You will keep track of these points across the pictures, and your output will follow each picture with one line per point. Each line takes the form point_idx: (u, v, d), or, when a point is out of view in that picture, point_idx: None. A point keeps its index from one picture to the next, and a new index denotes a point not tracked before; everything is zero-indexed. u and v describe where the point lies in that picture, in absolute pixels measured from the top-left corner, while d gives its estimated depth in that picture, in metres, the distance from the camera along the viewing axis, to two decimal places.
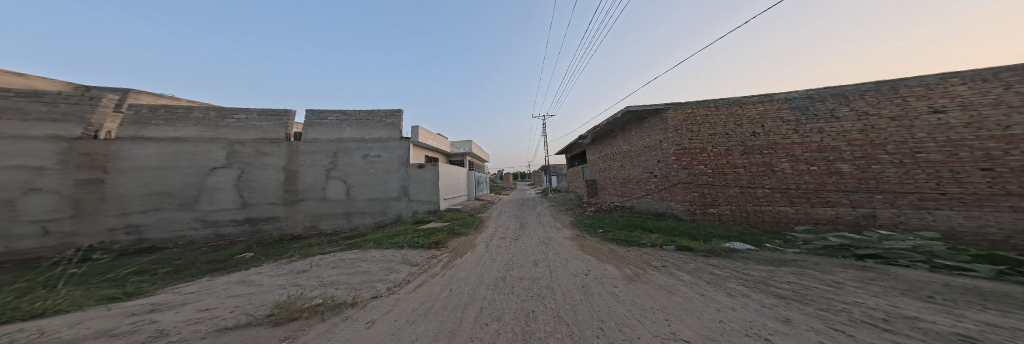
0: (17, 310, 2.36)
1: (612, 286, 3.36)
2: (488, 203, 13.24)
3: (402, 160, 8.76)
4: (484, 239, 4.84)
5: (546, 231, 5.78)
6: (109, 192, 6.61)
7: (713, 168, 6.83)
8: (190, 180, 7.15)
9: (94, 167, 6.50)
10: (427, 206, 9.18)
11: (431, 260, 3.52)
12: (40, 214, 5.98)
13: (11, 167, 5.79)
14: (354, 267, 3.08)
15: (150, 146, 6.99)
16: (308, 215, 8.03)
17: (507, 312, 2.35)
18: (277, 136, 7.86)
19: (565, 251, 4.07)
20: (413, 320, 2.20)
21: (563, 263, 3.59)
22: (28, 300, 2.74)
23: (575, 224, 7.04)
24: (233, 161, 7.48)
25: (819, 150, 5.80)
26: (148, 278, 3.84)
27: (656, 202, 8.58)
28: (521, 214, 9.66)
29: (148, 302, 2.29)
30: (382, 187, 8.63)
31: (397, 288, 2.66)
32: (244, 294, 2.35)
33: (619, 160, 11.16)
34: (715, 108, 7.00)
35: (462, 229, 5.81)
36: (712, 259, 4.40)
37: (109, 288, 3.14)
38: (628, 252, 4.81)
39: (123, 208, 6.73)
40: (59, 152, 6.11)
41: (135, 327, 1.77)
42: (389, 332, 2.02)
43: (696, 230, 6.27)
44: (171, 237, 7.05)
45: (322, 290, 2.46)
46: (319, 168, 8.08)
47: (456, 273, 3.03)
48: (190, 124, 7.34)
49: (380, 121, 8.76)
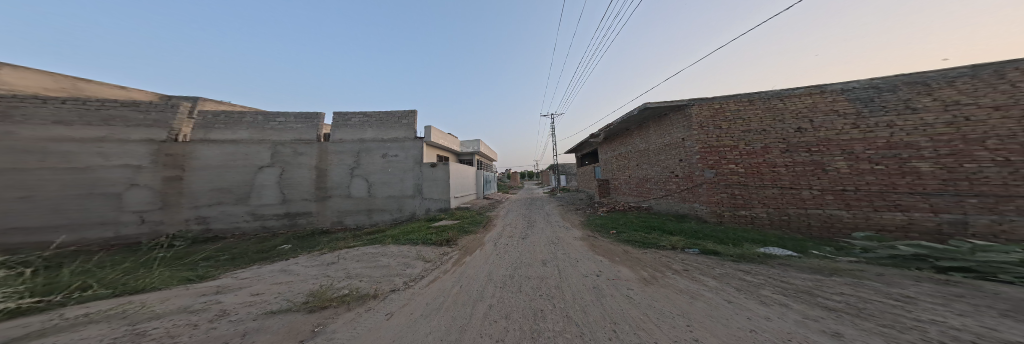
0: (124, 285, 2.86)
1: (627, 288, 3.25)
2: (497, 203, 13.39)
3: (416, 159, 9.20)
4: (494, 237, 4.92)
5: (555, 231, 5.72)
6: (186, 187, 7.73)
7: (746, 167, 6.34)
8: (243, 177, 8.08)
9: (175, 166, 7.62)
10: (439, 204, 9.60)
11: (444, 257, 3.65)
12: (138, 205, 7.22)
13: (118, 166, 7.05)
14: (375, 261, 3.30)
15: (214, 147, 7.99)
16: (335, 211, 8.70)
17: (517, 310, 2.39)
18: (310, 137, 8.68)
19: (576, 251, 4.01)
20: (429, 312, 2.34)
21: (572, 262, 3.56)
22: (132, 277, 3.32)
23: (585, 224, 6.87)
24: (276, 160, 8.33)
25: (888, 147, 5.08)
26: (212, 263, 4.44)
27: (677, 202, 8.14)
28: (529, 213, 9.62)
29: (214, 284, 2.65)
30: (399, 185, 9.10)
31: (413, 282, 2.80)
32: (284, 281, 2.63)
33: (635, 159, 10.73)
34: (749, 102, 6.47)
35: (473, 227, 5.96)
36: (744, 265, 4.05)
37: (184, 271, 3.68)
38: (644, 254, 4.61)
39: (195, 202, 7.80)
40: (150, 153, 7.33)
41: (205, 306, 2.08)
42: (406, 325, 2.14)
43: (724, 233, 5.82)
44: (229, 227, 8.03)
45: (348, 281, 2.67)
46: (344, 166, 8.74)
47: (466, 270, 3.13)
48: (243, 127, 8.33)
49: (397, 122, 9.29)
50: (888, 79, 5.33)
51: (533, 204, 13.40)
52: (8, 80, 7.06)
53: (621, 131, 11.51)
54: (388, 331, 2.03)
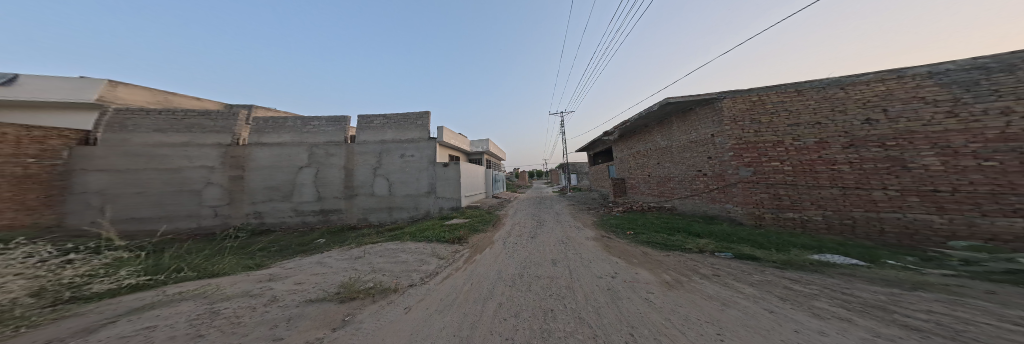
0: (204, 270, 3.44)
1: (646, 292, 3.08)
2: (507, 202, 13.49)
3: (430, 158, 9.71)
4: (504, 236, 4.98)
5: (565, 230, 5.62)
6: (246, 186, 8.88)
7: (796, 165, 5.67)
8: (287, 176, 9.11)
9: (237, 167, 8.84)
10: (452, 203, 9.92)
11: (457, 254, 3.80)
12: (213, 200, 8.55)
13: (198, 166, 8.44)
14: (396, 257, 3.55)
15: (266, 149, 9.08)
16: (360, 209, 9.44)
17: (527, 309, 2.41)
18: (339, 139, 9.54)
19: (588, 252, 3.90)
20: (442, 306, 2.48)
21: (584, 261, 3.49)
22: (209, 262, 3.96)
23: (598, 224, 6.63)
24: (312, 161, 9.27)
25: (1005, 139, 4.00)
26: (265, 253, 5.11)
27: (705, 203, 7.58)
28: (538, 212, 9.53)
29: (267, 272, 3.06)
30: (414, 184, 9.64)
31: (428, 278, 2.95)
32: (321, 273, 2.95)
33: (654, 158, 10.16)
34: (800, 94, 5.80)
35: (484, 225, 6.08)
36: (790, 272, 3.61)
37: (246, 259, 4.29)
38: (667, 257, 4.32)
39: (253, 199, 8.93)
40: (220, 156, 8.63)
41: (261, 291, 2.43)
42: (422, 320, 2.29)
43: (763, 237, 5.25)
44: (277, 222, 9.08)
45: (373, 275, 2.91)
46: (368, 166, 9.50)
47: (476, 268, 3.21)
48: (286, 132, 9.37)
49: (413, 123, 9.90)
50: (1000, 57, 4.31)
51: (542, 203, 13.23)
52: (126, 96, 9.25)
53: (639, 129, 11.00)
54: (406, 325, 2.18)
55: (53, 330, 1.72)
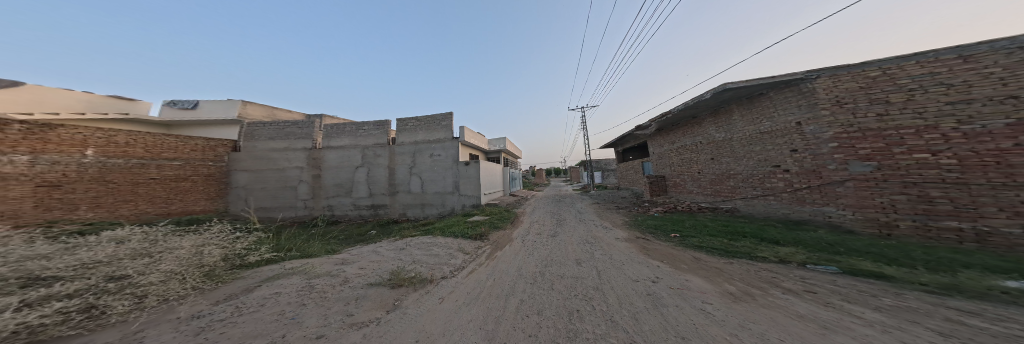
0: (305, 251, 4.41)
1: (703, 301, 2.50)
2: (526, 200, 13.36)
3: (453, 158, 10.44)
4: (524, 234, 4.95)
5: (589, 230, 5.23)
6: (324, 182, 10.95)
7: (961, 159, 3.77)
8: (346, 175, 10.82)
9: (317, 167, 10.94)
10: (473, 200, 10.49)
11: (481, 250, 3.95)
12: (304, 194, 10.95)
13: (297, 167, 10.94)
14: (429, 250, 3.90)
15: (333, 152, 10.86)
16: (401, 204, 10.70)
17: (551, 309, 2.31)
18: (382, 141, 10.74)
19: (620, 253, 3.53)
20: (471, 295, 2.65)
21: (615, 263, 3.18)
22: (305, 245, 5.05)
23: (628, 224, 5.95)
24: (364, 161, 10.79)
25: None
26: (338, 240, 6.24)
27: (787, 205, 6.06)
28: (556, 211, 9.08)
29: (341, 256, 3.73)
30: (442, 182, 10.51)
31: (456, 272, 3.12)
32: (376, 261, 3.44)
33: (709, 152, 8.68)
34: (966, 62, 3.80)
35: (504, 223, 6.12)
36: (943, 295, 2.52)
37: (327, 244, 5.32)
38: (728, 265, 3.54)
39: (327, 194, 10.96)
40: (306, 157, 10.88)
41: (336, 271, 3.02)
42: (452, 311, 2.45)
43: (898, 250, 3.76)
44: (342, 214, 10.94)
45: (414, 266, 3.24)
46: (405, 166, 10.67)
47: (498, 264, 3.27)
48: (343, 136, 10.91)
49: (439, 124, 10.63)
50: None
51: (562, 201, 12.63)
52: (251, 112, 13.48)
53: (688, 119, 9.61)
54: (440, 316, 2.37)
55: (227, 288, 2.62)
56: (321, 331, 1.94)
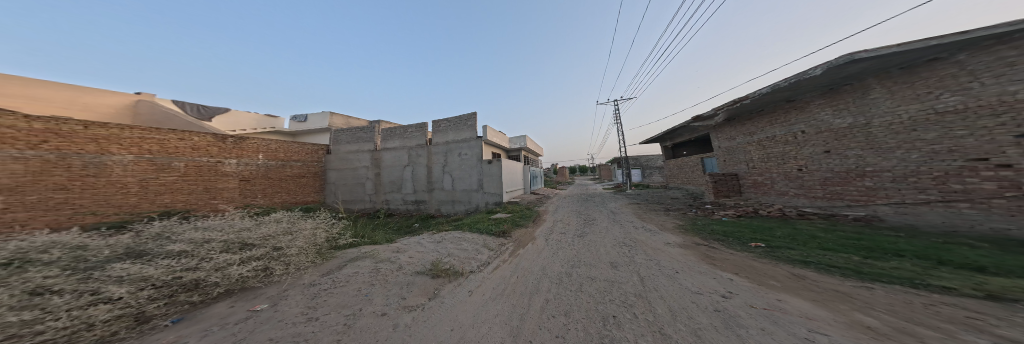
0: (373, 238, 5.40)
1: (805, 329, 1.76)
2: (550, 198, 12.83)
3: (478, 156, 10.94)
4: (548, 232, 4.72)
5: (627, 231, 4.53)
6: (382, 178, 12.83)
7: None
8: (397, 172, 12.47)
9: (377, 166, 12.95)
10: (495, 198, 10.82)
11: (504, 246, 3.98)
12: (371, 189, 13.08)
13: (368, 164, 13.10)
14: (458, 244, 4.15)
15: (387, 153, 12.65)
16: (437, 201, 11.79)
17: (580, 311, 2.11)
18: (421, 141, 11.92)
19: (676, 263, 2.92)
20: (499, 289, 2.71)
21: (664, 272, 2.67)
22: (369, 232, 6.18)
23: (679, 226, 4.89)
24: (410, 160, 12.24)
25: None
26: (393, 230, 7.41)
27: (990, 215, 3.78)
28: (582, 210, 8.24)
29: (396, 245, 4.41)
30: (468, 180, 11.14)
31: (483, 267, 3.20)
32: (420, 252, 3.87)
33: (822, 144, 6.30)
34: None
35: (526, 221, 5.95)
36: None
37: (383, 233, 6.32)
38: (855, 286, 2.39)
39: (383, 189, 12.87)
40: (371, 159, 13.00)
41: (390, 258, 3.57)
42: (479, 306, 2.51)
43: None
44: (398, 207, 12.61)
45: (448, 260, 3.47)
46: (440, 164, 11.66)
47: (522, 261, 3.21)
48: (392, 139, 12.62)
49: (466, 124, 11.21)
50: None
51: (590, 201, 11.44)
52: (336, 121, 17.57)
53: (781, 102, 7.31)
54: (470, 307, 2.49)
55: (330, 264, 3.49)
56: (380, 310, 2.33)
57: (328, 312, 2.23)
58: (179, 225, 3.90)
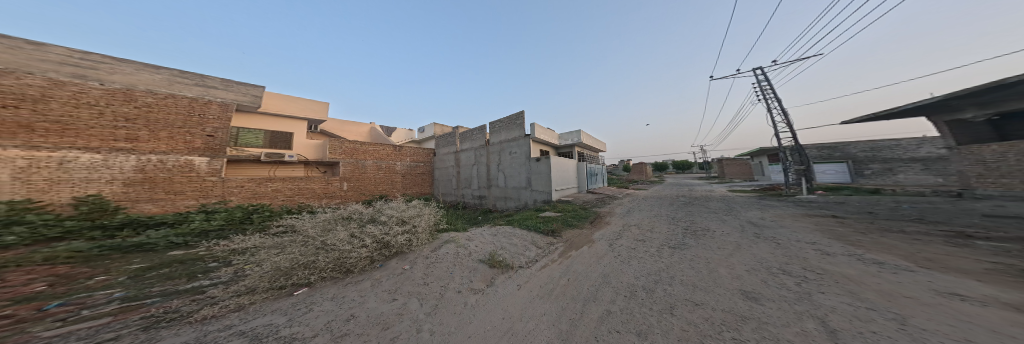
0: (455, 222, 6.75)
1: None
2: (626, 200, 10.14)
3: (526, 154, 10.38)
4: (609, 238, 3.78)
5: (778, 258, 2.60)
6: (463, 175, 13.41)
7: None
8: (469, 171, 13.05)
9: (457, 164, 13.90)
10: (543, 196, 9.85)
11: (552, 246, 3.61)
12: (455, 186, 14.02)
13: (463, 162, 13.49)
14: (507, 235, 4.21)
15: (465, 152, 13.32)
16: (493, 197, 11.92)
17: (664, 337, 1.37)
18: (480, 141, 12.46)
19: (931, 316, 1.30)
20: (551, 284, 2.44)
21: (943, 334, 1.07)
22: (453, 220, 7.74)
23: (1011, 270, 2.00)
24: (475, 158, 12.75)
25: None
26: (469, 220, 8.88)
27: None
28: (665, 217, 5.63)
29: (472, 230, 5.09)
30: (516, 177, 10.77)
31: (532, 264, 3.02)
32: (485, 235, 4.12)
33: None
34: None
35: (580, 222, 5.09)
36: None
37: (455, 220, 7.65)
38: None
39: (456, 186, 14.00)
40: (453, 159, 14.16)
41: (458, 237, 4.00)
42: (524, 302, 2.14)
43: None
44: (492, 203, 11.98)
45: (499, 251, 3.38)
46: (493, 162, 11.80)
47: (574, 264, 2.79)
48: (464, 143, 13.48)
49: (513, 124, 10.89)
50: None
51: (698, 207, 7.49)
52: None
53: None
54: (518, 300, 2.20)
55: (450, 237, 4.37)
56: (455, 289, 2.33)
57: (424, 264, 2.81)
58: (389, 203, 6.86)
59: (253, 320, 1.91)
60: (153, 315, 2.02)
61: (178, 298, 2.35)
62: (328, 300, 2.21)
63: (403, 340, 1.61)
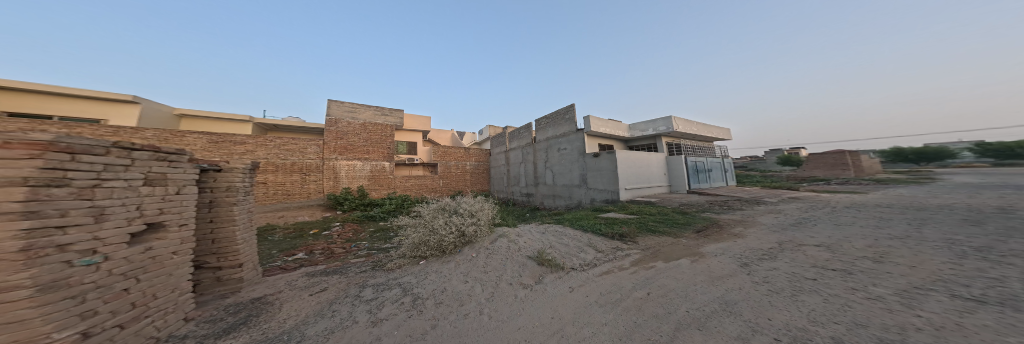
0: (507, 218, 7.00)
1: None
2: (792, 208, 6.02)
3: (579, 149, 9.49)
4: (719, 254, 2.52)
5: None
6: (512, 173, 13.60)
7: None
8: (518, 169, 13.09)
9: (507, 163, 14.09)
10: (606, 195, 8.56)
11: (618, 251, 2.98)
12: (506, 184, 14.20)
13: (513, 160, 13.50)
14: (562, 234, 3.78)
15: (513, 151, 13.40)
16: (541, 194, 11.59)
17: None
18: (528, 139, 12.27)
19: None
20: (624, 295, 1.94)
21: None
22: (505, 215, 8.06)
23: None
24: (523, 156, 12.69)
25: None
26: (522, 216, 8.88)
27: None
28: (912, 242, 2.75)
29: (529, 225, 4.89)
30: (568, 174, 10.06)
31: (587, 267, 2.64)
32: (538, 232, 3.99)
33: None
34: None
35: (665, 227, 3.92)
36: None
37: (508, 216, 7.96)
38: None
39: (506, 184, 14.21)
40: (503, 158, 14.39)
41: (514, 231, 4.05)
42: (579, 308, 1.87)
43: None
44: (547, 199, 11.23)
45: (552, 250, 3.15)
46: (541, 160, 11.42)
47: (658, 280, 2.04)
48: (512, 143, 13.54)
49: (562, 118, 10.24)
50: None
51: None
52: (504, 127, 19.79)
53: None
54: (571, 303, 1.99)
55: (528, 231, 4.12)
56: (507, 281, 2.52)
57: (488, 256, 3.12)
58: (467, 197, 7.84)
59: (403, 277, 2.99)
60: (373, 261, 3.75)
61: (382, 253, 4.12)
62: (438, 273, 2.94)
63: (471, 319, 1.93)
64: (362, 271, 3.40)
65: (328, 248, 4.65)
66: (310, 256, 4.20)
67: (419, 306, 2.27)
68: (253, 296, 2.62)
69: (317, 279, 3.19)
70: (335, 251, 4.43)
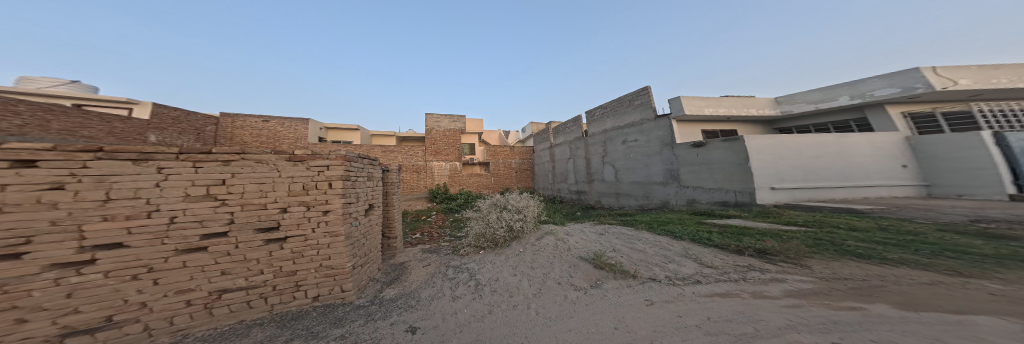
0: (552, 215, 6.39)
1: None
2: None
3: (661, 139, 7.32)
4: None
5: None
6: (557, 170, 12.13)
7: None
8: (564, 164, 11.58)
9: (551, 159, 12.63)
10: (719, 195, 6.08)
11: (751, 270, 1.97)
12: (551, 181, 12.69)
13: (560, 156, 11.88)
14: (633, 243, 3.07)
15: (559, 146, 11.96)
16: (597, 193, 9.74)
17: None
18: (577, 133, 10.65)
19: None
20: (767, 333, 0.97)
21: None
22: (551, 212, 7.39)
23: None
24: (571, 152, 11.11)
25: None
26: (568, 214, 7.77)
27: None
28: None
29: (581, 227, 4.23)
30: (642, 170, 7.88)
31: (680, 283, 1.82)
32: (603, 238, 3.39)
33: None
34: None
35: (890, 251, 2.21)
36: None
37: (554, 213, 7.28)
38: None
39: (551, 182, 12.71)
40: (550, 156, 12.72)
41: (570, 233, 3.66)
42: (664, 329, 1.15)
43: None
44: (609, 199, 9.17)
45: (619, 259, 2.46)
46: (598, 156, 9.59)
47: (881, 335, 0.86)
48: (558, 139, 12.12)
49: (630, 105, 8.21)
50: None
51: None
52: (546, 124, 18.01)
53: None
54: (647, 318, 1.31)
55: (587, 237, 3.48)
56: (556, 280, 2.18)
57: (541, 256, 2.84)
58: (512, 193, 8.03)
59: (467, 263, 3.28)
60: (454, 247, 4.52)
61: (457, 241, 4.94)
62: (499, 262, 3.03)
63: (515, 312, 1.74)
64: (447, 254, 4.13)
65: (430, 232, 6.18)
66: (422, 237, 5.75)
67: (479, 290, 2.32)
68: (400, 261, 3.99)
69: (425, 255, 4.27)
70: (431, 235, 5.82)
